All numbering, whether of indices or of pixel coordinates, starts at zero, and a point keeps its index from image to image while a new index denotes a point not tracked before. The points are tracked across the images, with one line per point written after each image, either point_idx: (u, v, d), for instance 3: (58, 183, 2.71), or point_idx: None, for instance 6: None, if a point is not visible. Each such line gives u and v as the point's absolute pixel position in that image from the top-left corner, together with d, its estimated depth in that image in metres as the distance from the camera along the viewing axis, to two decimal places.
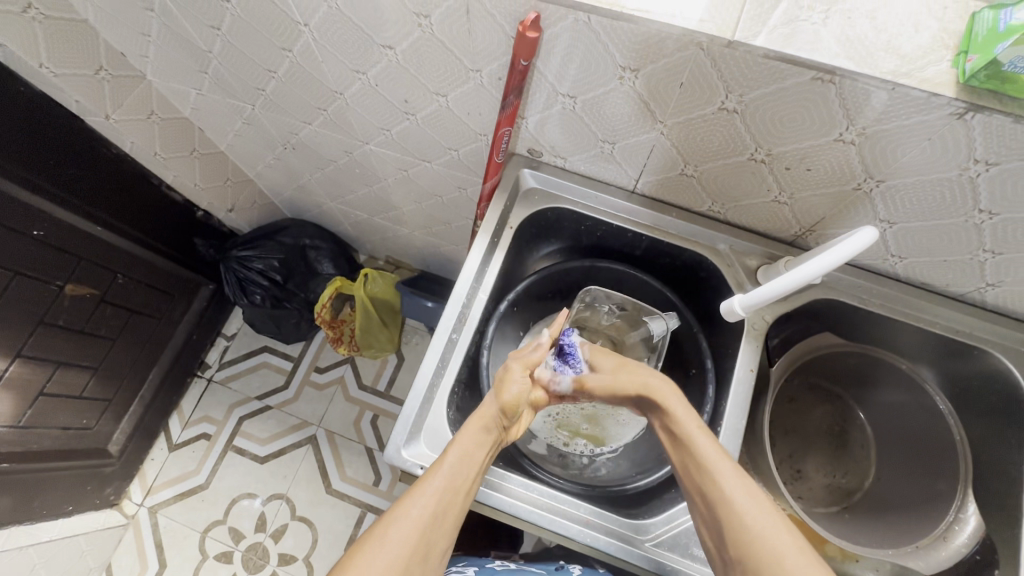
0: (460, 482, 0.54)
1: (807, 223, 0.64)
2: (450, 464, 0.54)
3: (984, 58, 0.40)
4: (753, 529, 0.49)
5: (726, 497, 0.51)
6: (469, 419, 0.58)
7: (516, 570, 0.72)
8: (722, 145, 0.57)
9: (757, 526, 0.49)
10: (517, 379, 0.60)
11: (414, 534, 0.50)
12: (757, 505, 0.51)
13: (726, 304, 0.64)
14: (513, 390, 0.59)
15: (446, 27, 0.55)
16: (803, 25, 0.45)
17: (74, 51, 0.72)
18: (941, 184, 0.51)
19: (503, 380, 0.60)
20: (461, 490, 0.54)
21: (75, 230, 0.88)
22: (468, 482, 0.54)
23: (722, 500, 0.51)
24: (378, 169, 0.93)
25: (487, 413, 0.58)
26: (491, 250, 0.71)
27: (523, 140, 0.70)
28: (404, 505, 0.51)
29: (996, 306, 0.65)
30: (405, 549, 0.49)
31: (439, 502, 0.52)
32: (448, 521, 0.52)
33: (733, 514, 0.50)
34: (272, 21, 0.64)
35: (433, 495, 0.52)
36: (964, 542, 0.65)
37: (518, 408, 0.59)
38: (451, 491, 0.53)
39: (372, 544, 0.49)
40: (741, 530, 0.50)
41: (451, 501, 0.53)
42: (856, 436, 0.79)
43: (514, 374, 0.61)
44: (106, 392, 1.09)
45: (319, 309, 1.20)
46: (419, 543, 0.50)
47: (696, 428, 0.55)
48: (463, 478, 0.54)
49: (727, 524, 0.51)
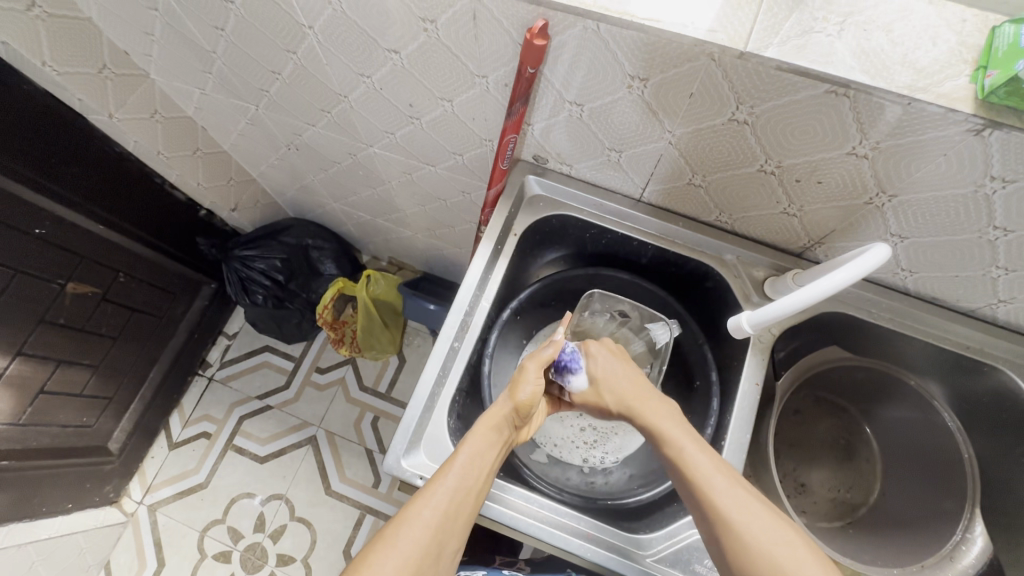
0: (471, 483, 0.52)
1: (816, 235, 0.62)
2: (461, 463, 0.53)
3: (1004, 74, 0.39)
4: (757, 551, 0.47)
5: (726, 517, 0.49)
6: (478, 422, 0.57)
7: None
8: (733, 156, 0.56)
9: (768, 546, 0.47)
10: (529, 379, 0.59)
11: (427, 534, 0.48)
12: (769, 529, 0.48)
13: (733, 320, 0.62)
14: (525, 391, 0.58)
15: (451, 32, 0.54)
16: (816, 36, 0.44)
17: (77, 50, 0.71)
18: (956, 199, 0.50)
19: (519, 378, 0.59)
20: (473, 490, 0.53)
21: (77, 228, 0.88)
22: (480, 481, 0.53)
23: (723, 522, 0.49)
24: (382, 172, 0.92)
25: (496, 414, 0.57)
26: (494, 257, 0.70)
27: (529, 147, 0.69)
28: (415, 504, 0.50)
29: (1008, 323, 0.63)
30: (416, 551, 0.47)
31: (450, 503, 0.51)
32: (460, 521, 0.51)
33: (737, 540, 0.48)
34: (276, 23, 0.64)
35: (445, 494, 0.51)
36: (970, 564, 0.63)
37: (531, 408, 0.59)
38: (463, 491, 0.52)
39: (382, 547, 0.47)
40: (747, 552, 0.48)
41: (462, 502, 0.51)
42: (862, 451, 0.78)
43: (528, 375, 0.60)
44: (106, 391, 1.08)
45: (321, 309, 1.20)
46: (431, 546, 0.48)
47: (694, 445, 0.54)
48: (476, 476, 0.53)
49: (729, 547, 0.49)
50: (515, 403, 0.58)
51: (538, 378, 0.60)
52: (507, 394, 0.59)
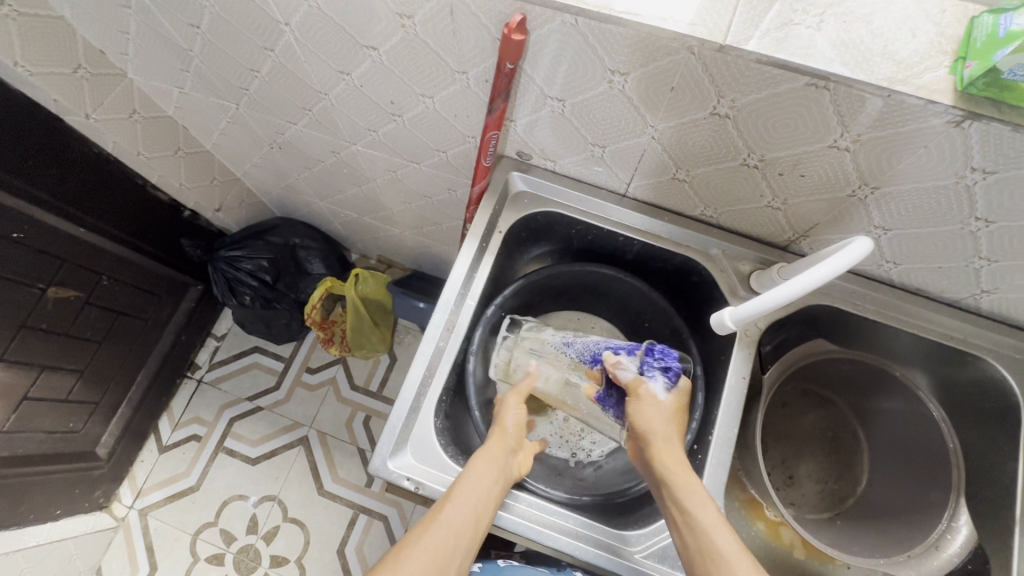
0: (472, 515, 0.54)
1: (801, 228, 0.62)
2: (469, 490, 0.55)
3: (983, 65, 0.39)
4: None
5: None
6: (482, 457, 0.59)
7: (522, 570, 0.73)
8: (714, 149, 0.55)
9: None
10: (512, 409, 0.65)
11: (429, 562, 0.50)
12: None
13: (717, 316, 0.61)
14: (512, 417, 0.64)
15: (428, 27, 0.53)
16: (797, 28, 0.43)
17: (49, 48, 0.70)
18: (937, 191, 0.50)
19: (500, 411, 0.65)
20: (481, 521, 0.54)
21: (57, 231, 0.86)
22: (485, 513, 0.55)
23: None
24: (366, 170, 0.91)
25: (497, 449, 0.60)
26: (479, 255, 0.70)
27: (512, 142, 0.68)
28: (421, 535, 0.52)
29: (991, 313, 0.64)
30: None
31: (450, 535, 0.52)
32: (460, 554, 0.52)
33: None
34: (252, 20, 0.63)
35: (451, 526, 0.53)
36: (955, 552, 0.64)
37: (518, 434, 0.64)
38: (469, 522, 0.54)
39: (387, 571, 0.49)
40: None
41: (462, 533, 0.53)
42: (848, 443, 0.78)
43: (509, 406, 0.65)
44: (92, 396, 1.07)
45: (309, 309, 1.19)
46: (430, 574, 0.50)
47: (697, 498, 0.53)
48: (475, 510, 0.55)
49: None
50: (502, 426, 0.63)
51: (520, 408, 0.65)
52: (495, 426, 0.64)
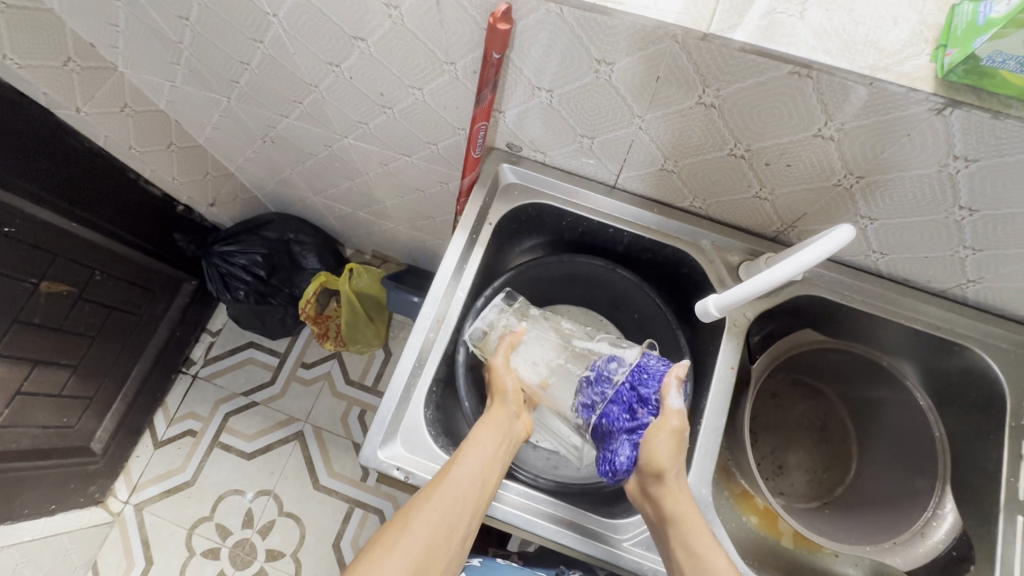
0: (473, 484, 0.56)
1: (790, 219, 0.63)
2: (474, 457, 0.58)
3: (962, 52, 0.39)
4: None
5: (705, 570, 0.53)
6: (487, 427, 0.61)
7: (521, 568, 0.73)
8: (701, 139, 0.55)
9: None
10: (507, 373, 0.64)
11: (438, 529, 0.53)
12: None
13: (701, 304, 0.62)
14: (508, 379, 0.64)
15: (417, 18, 0.53)
16: (780, 16, 0.44)
17: (37, 40, 0.69)
18: (922, 180, 0.50)
19: (495, 376, 0.64)
20: (486, 485, 0.57)
21: (49, 226, 0.86)
22: (489, 478, 0.58)
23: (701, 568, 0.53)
24: (359, 163, 0.91)
25: (499, 416, 0.62)
26: (470, 246, 0.70)
27: (502, 134, 0.68)
28: (427, 500, 0.54)
29: (977, 303, 0.64)
30: (426, 536, 0.53)
31: (455, 502, 0.55)
32: (468, 518, 0.55)
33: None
34: (241, 13, 0.63)
35: (456, 492, 0.55)
36: (941, 539, 0.65)
37: (509, 396, 0.64)
38: (475, 484, 0.56)
39: (397, 533, 0.53)
40: None
41: (465, 500, 0.55)
42: (837, 433, 0.79)
43: (500, 368, 0.65)
44: (86, 391, 1.07)
45: (303, 304, 1.17)
46: (437, 541, 0.53)
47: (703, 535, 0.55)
48: (475, 481, 0.57)
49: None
50: (504, 394, 0.64)
51: (506, 369, 0.65)
52: (498, 393, 0.64)
